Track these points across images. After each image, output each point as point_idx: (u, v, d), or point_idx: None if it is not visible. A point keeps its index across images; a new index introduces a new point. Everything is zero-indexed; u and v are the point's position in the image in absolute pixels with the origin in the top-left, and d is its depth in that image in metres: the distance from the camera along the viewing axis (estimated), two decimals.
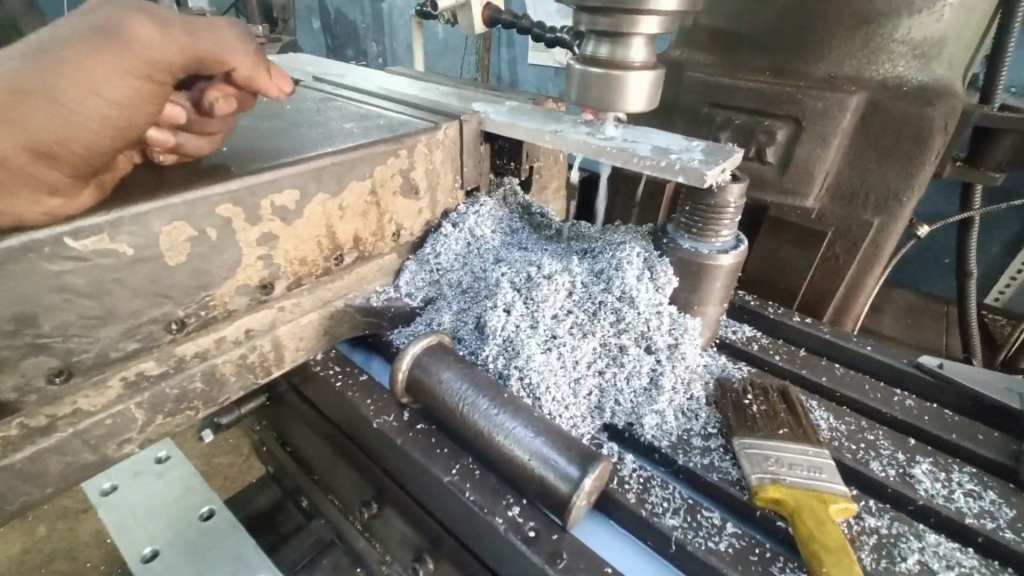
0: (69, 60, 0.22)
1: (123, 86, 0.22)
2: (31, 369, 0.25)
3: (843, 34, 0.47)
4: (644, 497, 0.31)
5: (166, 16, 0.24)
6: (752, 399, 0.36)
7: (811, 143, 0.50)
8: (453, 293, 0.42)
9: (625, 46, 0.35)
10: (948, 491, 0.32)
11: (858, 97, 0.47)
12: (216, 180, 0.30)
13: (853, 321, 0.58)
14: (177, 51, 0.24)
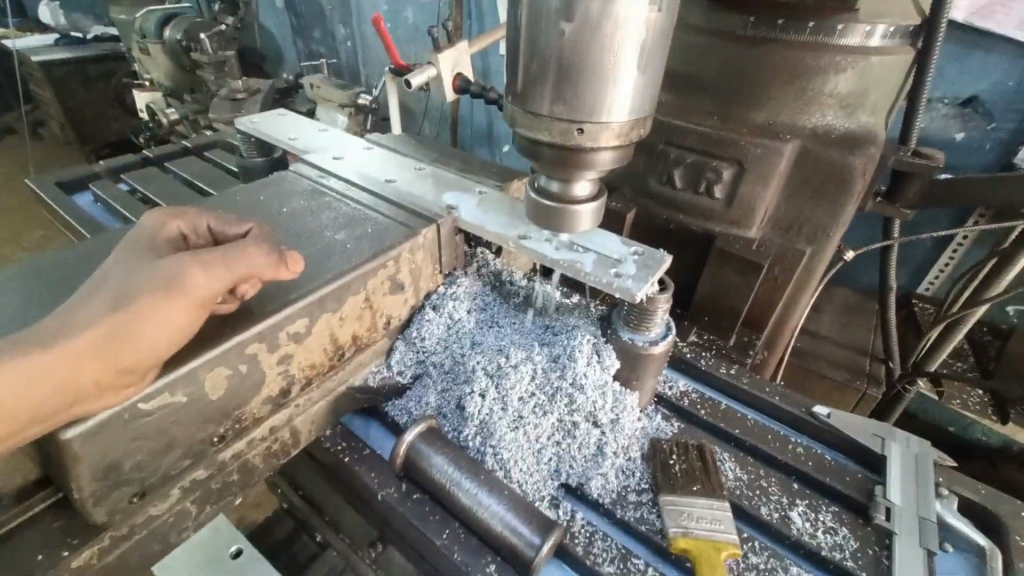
0: (146, 306, 0.30)
1: (183, 315, 0.31)
2: (117, 498, 0.33)
3: (779, 88, 0.56)
4: (589, 548, 0.41)
5: (209, 254, 0.32)
6: (676, 459, 0.46)
7: (752, 183, 0.60)
8: (438, 373, 0.50)
9: (572, 184, 0.44)
10: (814, 529, 0.43)
11: (792, 144, 0.57)
12: (244, 325, 0.37)
13: (788, 333, 0.69)
14: (222, 283, 0.32)
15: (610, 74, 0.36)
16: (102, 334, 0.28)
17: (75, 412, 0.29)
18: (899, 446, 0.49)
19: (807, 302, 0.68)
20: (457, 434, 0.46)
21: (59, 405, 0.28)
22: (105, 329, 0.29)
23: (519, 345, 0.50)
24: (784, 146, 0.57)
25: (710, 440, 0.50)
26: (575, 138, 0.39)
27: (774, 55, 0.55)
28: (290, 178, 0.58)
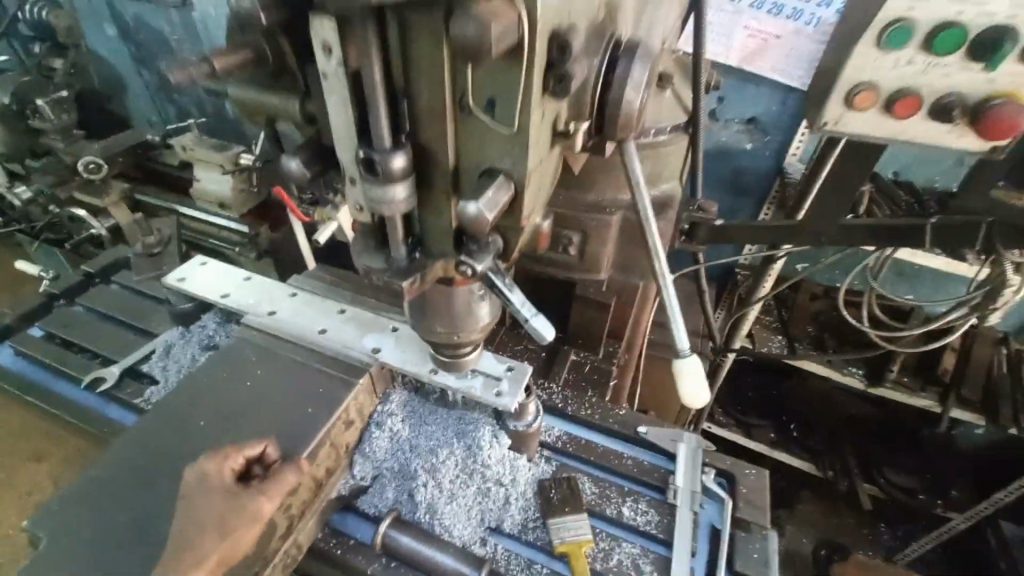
0: (236, 530, 0.55)
1: (254, 529, 0.56)
2: None
3: (604, 177, 0.91)
4: (510, 565, 0.67)
5: (264, 488, 0.57)
6: (554, 490, 0.71)
7: (597, 245, 0.95)
8: (389, 474, 0.72)
9: (461, 355, 0.66)
10: (635, 514, 0.72)
11: (616, 217, 0.92)
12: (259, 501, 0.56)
13: (637, 330, 1.11)
14: (272, 501, 0.57)
15: (469, 311, 0.59)
16: (230, 555, 0.55)
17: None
18: (683, 443, 0.79)
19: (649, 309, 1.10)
20: (413, 515, 0.69)
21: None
22: (220, 548, 0.54)
23: (443, 441, 0.73)
24: (608, 220, 0.92)
25: (575, 470, 0.76)
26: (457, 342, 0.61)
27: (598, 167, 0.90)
28: (240, 346, 0.75)
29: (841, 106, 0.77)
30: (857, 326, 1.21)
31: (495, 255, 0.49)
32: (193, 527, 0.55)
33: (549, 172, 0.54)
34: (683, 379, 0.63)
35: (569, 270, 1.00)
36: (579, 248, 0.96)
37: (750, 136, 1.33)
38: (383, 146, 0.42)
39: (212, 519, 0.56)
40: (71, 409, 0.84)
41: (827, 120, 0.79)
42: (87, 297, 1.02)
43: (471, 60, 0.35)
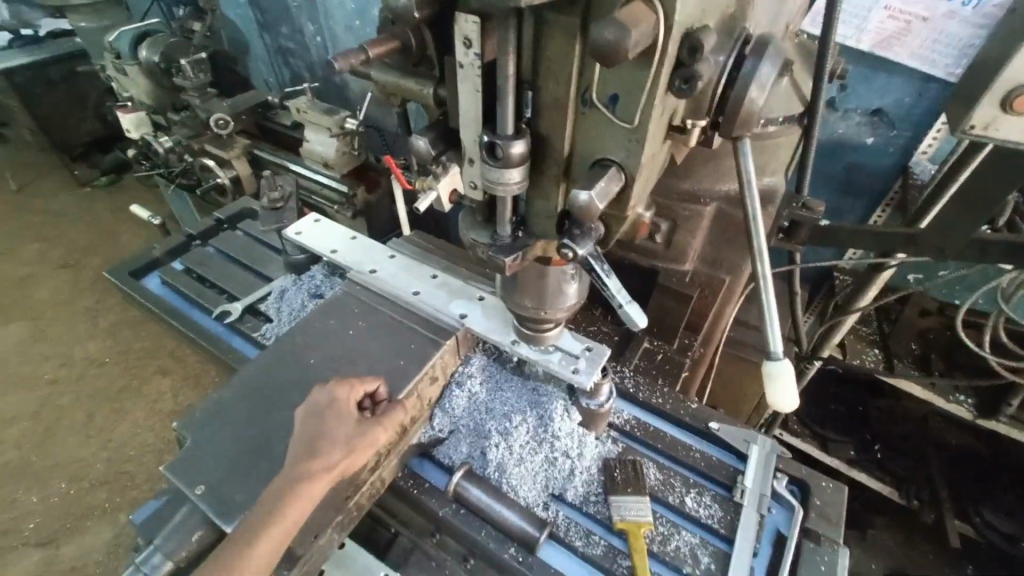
0: (353, 453, 0.61)
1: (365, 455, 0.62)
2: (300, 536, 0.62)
3: (706, 164, 0.88)
4: (569, 531, 0.70)
5: (379, 422, 0.64)
6: (619, 470, 0.73)
7: (685, 234, 0.94)
8: (465, 430, 0.77)
9: (541, 328, 0.71)
10: (699, 506, 0.72)
11: (712, 207, 0.91)
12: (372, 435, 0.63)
13: (717, 324, 1.07)
14: (383, 433, 0.64)
15: (559, 287, 0.61)
16: (349, 470, 0.61)
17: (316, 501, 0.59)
18: (756, 445, 0.77)
19: (733, 306, 1.07)
20: (483, 470, 0.74)
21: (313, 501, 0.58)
22: (338, 468, 0.60)
23: (517, 408, 0.77)
24: (703, 210, 0.91)
25: (640, 454, 0.77)
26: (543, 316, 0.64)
27: (695, 155, 0.88)
28: (346, 298, 0.83)
29: (993, 107, 0.74)
30: (975, 348, 1.09)
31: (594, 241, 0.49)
32: (314, 445, 0.61)
33: (658, 164, 0.54)
34: (776, 386, 0.59)
35: (653, 257, 0.99)
36: (666, 236, 0.95)
37: (874, 129, 1.22)
38: (506, 133, 0.44)
39: (341, 437, 0.62)
40: (203, 336, 0.97)
41: (976, 123, 0.76)
42: (219, 241, 1.17)
43: (603, 63, 0.36)
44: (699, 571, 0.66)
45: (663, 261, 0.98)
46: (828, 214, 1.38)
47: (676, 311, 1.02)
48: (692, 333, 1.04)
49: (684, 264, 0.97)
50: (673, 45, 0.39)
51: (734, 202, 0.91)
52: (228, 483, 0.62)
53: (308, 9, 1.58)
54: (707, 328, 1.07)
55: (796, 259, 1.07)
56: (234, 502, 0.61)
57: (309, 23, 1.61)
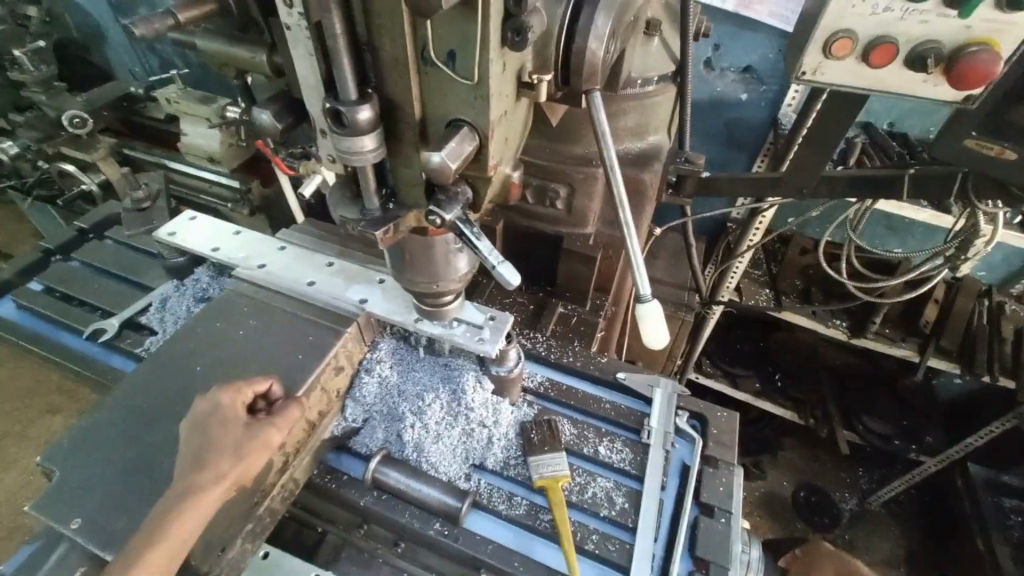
0: (248, 456, 0.58)
1: (263, 457, 0.59)
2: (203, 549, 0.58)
3: (588, 126, 0.91)
4: (492, 497, 0.72)
5: (277, 421, 0.61)
6: (535, 431, 0.75)
7: (582, 197, 0.96)
8: (378, 416, 0.75)
9: (440, 303, 0.70)
10: (612, 453, 0.75)
11: (601, 169, 0.92)
12: (269, 432, 0.60)
13: (623, 281, 1.13)
14: (282, 431, 0.61)
15: (446, 260, 0.61)
16: (244, 477, 0.58)
17: (209, 514, 0.55)
18: (660, 388, 0.82)
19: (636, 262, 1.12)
20: (402, 453, 0.74)
21: (205, 515, 0.54)
22: (234, 474, 0.57)
23: (430, 386, 0.76)
24: (595, 172, 0.92)
25: (555, 413, 0.80)
26: (437, 289, 0.63)
27: (578, 118, 0.90)
28: (233, 298, 0.78)
29: (818, 54, 0.72)
30: (837, 277, 1.23)
31: (463, 205, 0.51)
32: (205, 456, 0.57)
33: (517, 122, 0.55)
34: (646, 323, 0.64)
35: (555, 223, 1.01)
36: (565, 202, 0.97)
37: (746, 86, 1.31)
38: (349, 98, 0.43)
39: (229, 446, 0.58)
40: (72, 359, 0.87)
41: (805, 70, 0.74)
42: (82, 253, 1.03)
43: (423, 14, 0.37)
44: (614, 512, 0.70)
45: (565, 227, 1.01)
46: (716, 168, 1.48)
47: (583, 274, 1.05)
48: (602, 292, 1.09)
49: (585, 228, 1.00)
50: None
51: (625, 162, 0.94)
52: (104, 512, 0.57)
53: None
54: (614, 287, 1.11)
55: (688, 212, 1.13)
56: (114, 531, 0.56)
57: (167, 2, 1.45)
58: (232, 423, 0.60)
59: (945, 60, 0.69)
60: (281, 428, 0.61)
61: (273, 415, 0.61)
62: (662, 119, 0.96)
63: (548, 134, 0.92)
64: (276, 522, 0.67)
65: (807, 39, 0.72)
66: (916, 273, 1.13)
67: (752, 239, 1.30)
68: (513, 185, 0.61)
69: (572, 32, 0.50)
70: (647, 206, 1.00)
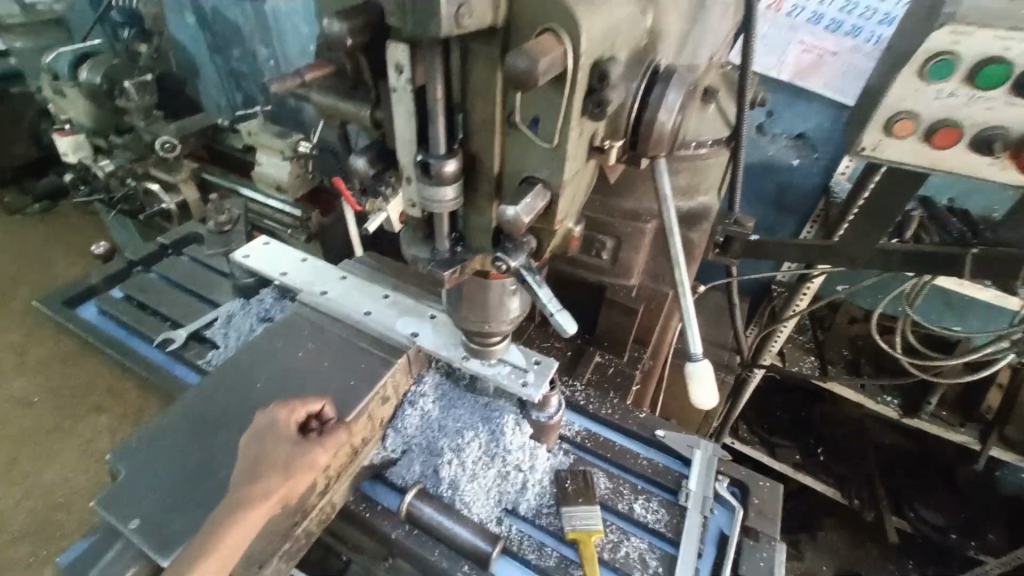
0: (297, 475, 0.63)
1: (308, 477, 0.64)
2: (244, 562, 0.60)
3: (643, 183, 0.95)
4: (521, 544, 0.70)
5: (325, 443, 0.66)
6: (570, 481, 0.74)
7: (630, 250, 0.98)
8: (418, 449, 0.76)
9: (489, 343, 0.72)
10: (646, 512, 0.73)
11: (651, 225, 0.95)
12: (316, 454, 0.65)
13: (663, 336, 1.13)
14: (328, 452, 0.66)
15: (499, 301, 0.63)
16: (291, 494, 0.62)
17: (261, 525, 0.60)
18: (698, 450, 0.80)
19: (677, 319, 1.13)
20: (436, 488, 0.74)
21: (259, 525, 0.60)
22: (284, 492, 0.62)
23: (469, 424, 0.77)
24: (646, 228, 0.95)
25: (591, 464, 0.78)
26: (489, 327, 0.66)
27: (632, 175, 0.94)
28: (296, 321, 0.83)
29: (878, 132, 0.74)
30: (890, 351, 1.19)
31: (527, 253, 0.55)
32: (260, 471, 0.63)
33: (584, 180, 0.59)
34: (695, 382, 0.64)
35: (601, 273, 1.03)
36: (612, 253, 0.99)
37: (799, 152, 1.33)
38: (438, 152, 0.48)
39: (280, 461, 0.64)
40: (141, 364, 0.93)
41: (864, 146, 0.75)
42: (162, 266, 1.13)
43: (518, 87, 0.41)
44: None
45: (610, 277, 1.03)
46: (764, 229, 1.48)
47: (625, 325, 1.06)
48: (641, 345, 1.09)
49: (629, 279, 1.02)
50: (585, 74, 0.45)
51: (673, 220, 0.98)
52: (163, 512, 0.60)
53: (261, 33, 1.58)
54: (654, 341, 1.11)
55: (734, 273, 1.13)
56: (170, 533, 0.59)
57: (262, 47, 1.61)
58: (287, 442, 0.66)
59: (1011, 146, 0.70)
60: (328, 450, 0.66)
61: (323, 437, 0.66)
62: (713, 182, 1.00)
63: (600, 187, 0.97)
64: (311, 543, 0.69)
65: (867, 117, 0.74)
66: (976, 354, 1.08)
67: (799, 305, 1.28)
68: (573, 238, 0.64)
69: (644, 103, 0.54)
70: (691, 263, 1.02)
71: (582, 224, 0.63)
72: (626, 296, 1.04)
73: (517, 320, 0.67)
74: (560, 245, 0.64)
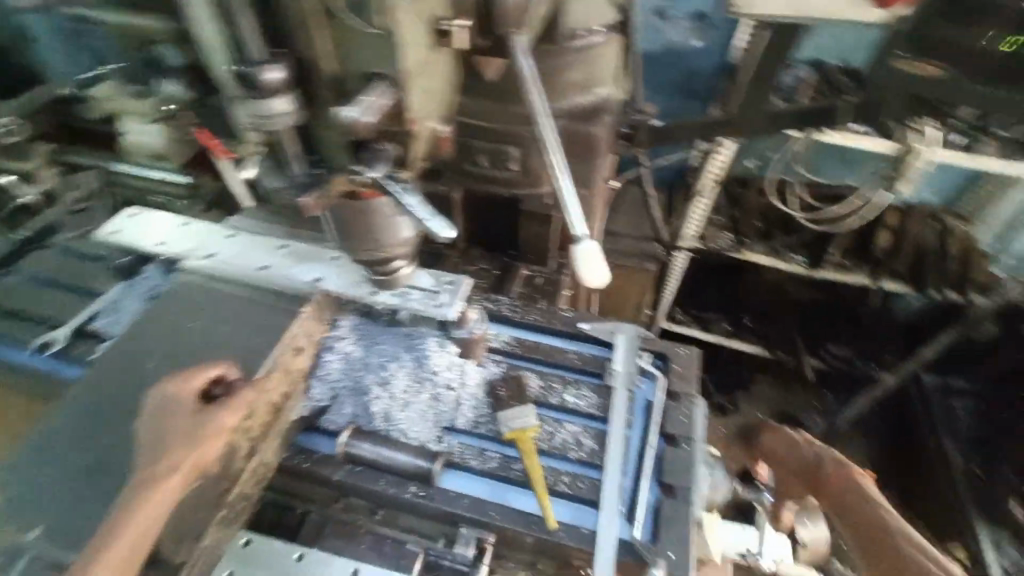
0: (203, 446, 0.58)
1: (216, 444, 0.58)
2: (172, 539, 0.57)
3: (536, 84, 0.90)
4: (464, 455, 0.71)
5: (229, 407, 0.60)
6: (502, 387, 0.75)
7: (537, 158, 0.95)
8: (346, 392, 0.75)
9: (393, 277, 0.69)
10: (576, 398, 0.76)
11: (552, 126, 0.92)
12: (220, 418, 0.59)
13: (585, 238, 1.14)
14: (234, 415, 0.60)
15: None
16: (202, 463, 0.58)
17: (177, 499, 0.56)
18: (619, 332, 0.82)
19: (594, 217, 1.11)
20: (371, 425, 0.73)
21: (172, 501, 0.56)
22: (193, 463, 0.57)
23: (393, 355, 0.76)
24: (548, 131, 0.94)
25: (523, 368, 0.80)
26: (380, 255, 0.62)
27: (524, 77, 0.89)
28: (186, 290, 0.76)
29: None
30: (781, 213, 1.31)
31: (388, 164, 0.51)
32: (168, 452, 0.58)
33: (439, 75, 0.54)
34: (584, 263, 0.64)
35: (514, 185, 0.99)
36: (519, 162, 0.96)
37: (697, 32, 1.31)
38: (255, 60, 0.45)
39: (183, 436, 0.59)
40: (23, 372, 0.85)
41: None
42: (25, 265, 1.00)
43: None
44: (583, 454, 0.70)
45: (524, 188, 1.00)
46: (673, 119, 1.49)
47: (544, 233, 1.07)
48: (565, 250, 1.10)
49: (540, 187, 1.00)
50: None
51: (571, 117, 0.94)
52: (70, 513, 0.58)
53: None
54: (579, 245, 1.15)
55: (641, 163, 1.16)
56: (78, 532, 0.56)
57: None
58: (191, 415, 0.61)
59: None
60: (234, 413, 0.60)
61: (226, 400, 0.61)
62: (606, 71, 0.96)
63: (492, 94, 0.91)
64: (251, 506, 0.67)
65: None
66: None
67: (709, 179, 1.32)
68: (445, 141, 0.60)
69: None
70: (596, 158, 1.00)
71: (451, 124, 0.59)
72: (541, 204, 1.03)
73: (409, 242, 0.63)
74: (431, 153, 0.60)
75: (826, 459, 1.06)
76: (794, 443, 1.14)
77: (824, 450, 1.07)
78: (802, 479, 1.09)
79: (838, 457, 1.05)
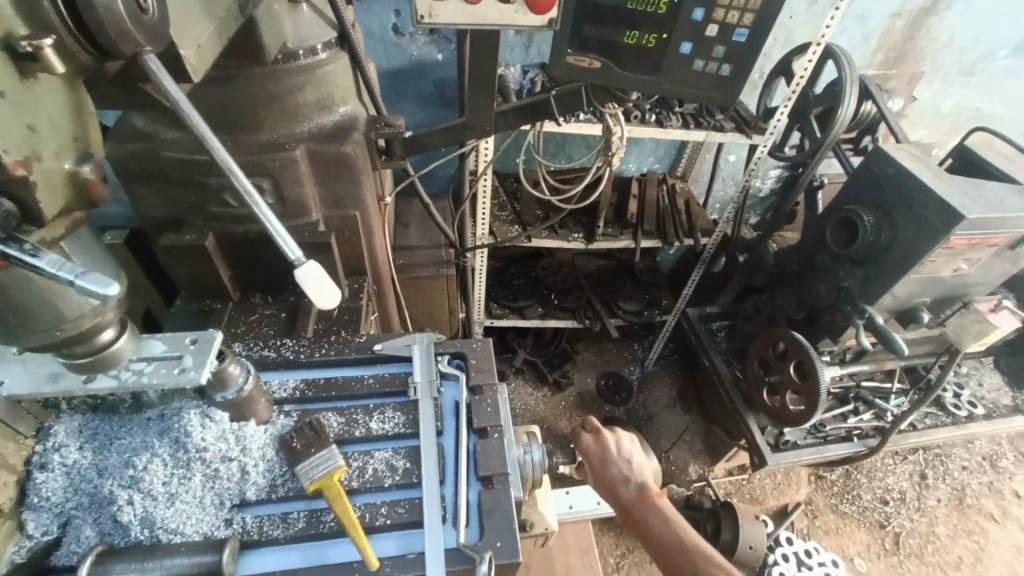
0: None
1: None
2: None
3: (264, 112, 0.84)
4: (261, 529, 0.62)
5: None
6: (296, 438, 0.66)
7: (291, 189, 0.88)
8: (83, 510, 0.60)
9: (107, 355, 0.56)
10: (381, 422, 0.72)
11: (297, 150, 0.85)
12: None
13: (378, 258, 1.04)
14: None
15: (38, 303, 0.46)
16: None
17: None
18: (416, 343, 0.80)
19: (383, 237, 1.05)
20: (128, 539, 0.59)
21: None
22: None
23: (141, 446, 0.62)
24: (293, 155, 0.85)
25: (316, 411, 0.73)
26: (61, 334, 0.49)
27: (246, 105, 0.82)
28: None
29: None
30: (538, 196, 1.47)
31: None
32: None
33: (59, 109, 0.44)
34: (309, 287, 0.60)
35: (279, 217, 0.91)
36: (275, 195, 0.88)
37: (437, 46, 1.38)
38: None
39: None
40: None
41: (422, 14, 0.76)
42: None
43: None
44: (398, 477, 0.68)
45: (287, 220, 0.92)
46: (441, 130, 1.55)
47: None
48: (359, 277, 1.02)
49: (308, 216, 0.91)
50: None
51: (314, 139, 0.86)
52: None
53: None
54: (375, 268, 1.05)
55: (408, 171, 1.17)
56: None
57: None
58: None
59: None
60: None
61: None
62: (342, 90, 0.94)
63: (220, 125, 0.84)
64: None
65: None
66: (589, 175, 1.39)
67: (482, 167, 1.35)
68: (100, 184, 0.47)
69: None
70: (362, 177, 0.91)
71: (104, 163, 0.47)
72: (311, 232, 0.92)
73: (108, 315, 0.53)
74: (89, 206, 0.47)
75: (634, 487, 1.02)
76: (607, 455, 1.04)
77: (635, 473, 1.03)
78: (611, 500, 1.04)
79: (642, 481, 1.03)
